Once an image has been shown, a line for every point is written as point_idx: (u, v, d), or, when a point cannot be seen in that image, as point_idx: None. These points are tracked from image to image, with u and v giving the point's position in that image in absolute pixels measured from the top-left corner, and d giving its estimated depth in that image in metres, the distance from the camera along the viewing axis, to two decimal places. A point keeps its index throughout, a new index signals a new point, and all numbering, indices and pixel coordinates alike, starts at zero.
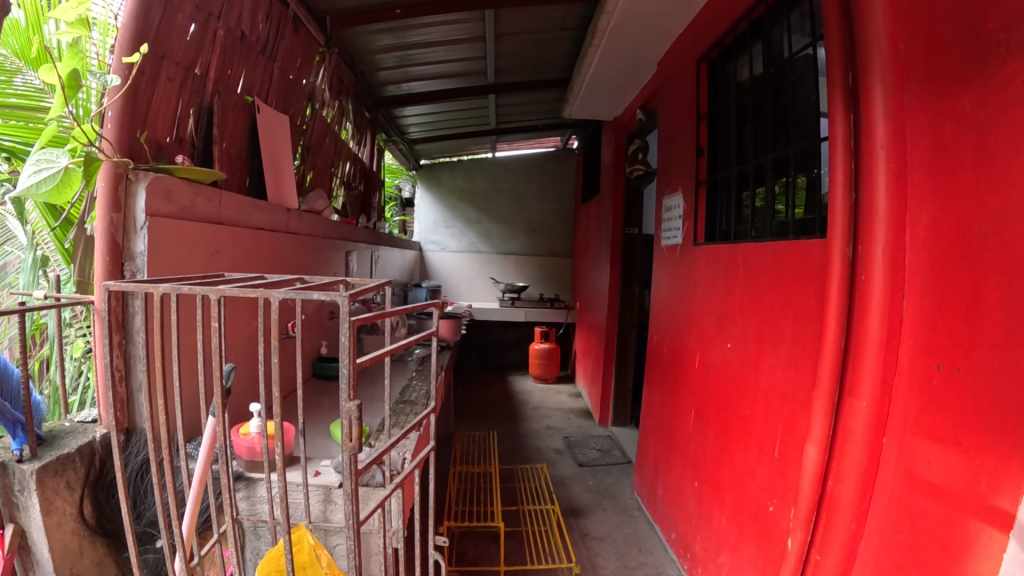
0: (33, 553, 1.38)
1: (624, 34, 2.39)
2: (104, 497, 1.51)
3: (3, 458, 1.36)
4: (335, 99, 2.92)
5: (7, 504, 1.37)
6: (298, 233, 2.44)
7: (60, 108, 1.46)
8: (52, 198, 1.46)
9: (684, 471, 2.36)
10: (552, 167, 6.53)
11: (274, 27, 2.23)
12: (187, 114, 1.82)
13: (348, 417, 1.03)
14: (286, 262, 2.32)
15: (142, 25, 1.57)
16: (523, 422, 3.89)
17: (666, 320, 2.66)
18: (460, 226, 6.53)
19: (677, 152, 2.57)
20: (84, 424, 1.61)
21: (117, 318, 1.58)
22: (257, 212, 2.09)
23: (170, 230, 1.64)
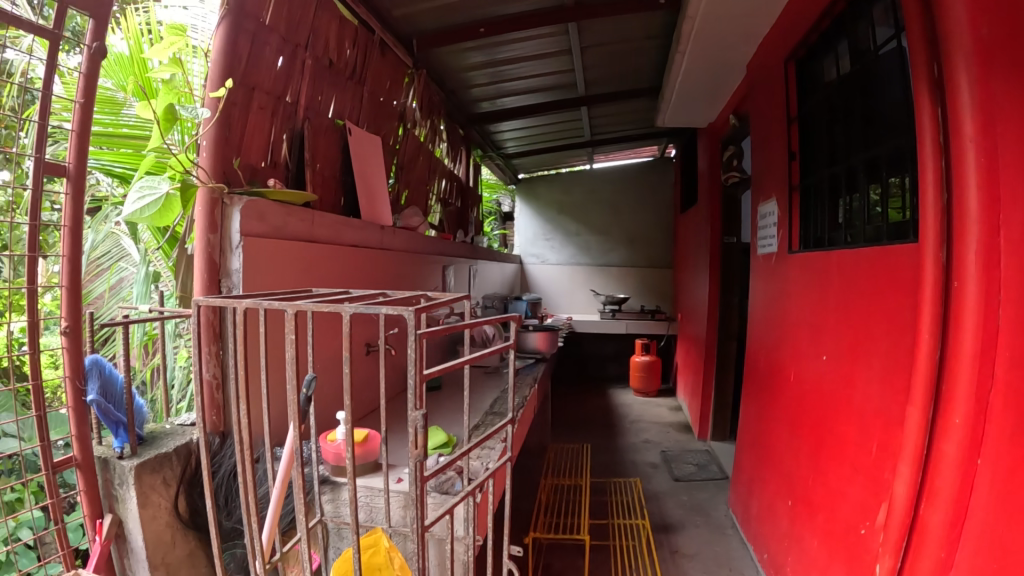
0: (129, 542, 1.52)
1: (708, 38, 2.34)
2: (197, 495, 1.64)
3: (107, 454, 1.52)
4: (426, 117, 3.04)
5: (107, 496, 1.52)
6: (393, 249, 2.54)
7: (160, 137, 1.61)
8: (156, 220, 1.62)
9: (778, 489, 2.25)
10: (649, 177, 6.43)
11: (361, 52, 2.35)
12: (280, 140, 1.96)
13: (413, 425, 1.05)
14: (382, 277, 2.42)
15: (231, 59, 1.70)
16: (620, 435, 3.83)
17: (762, 331, 2.56)
18: (559, 238, 6.58)
19: (770, 157, 2.47)
20: (183, 427, 1.76)
21: (211, 328, 1.72)
22: (351, 230, 2.21)
23: (264, 248, 1.74)
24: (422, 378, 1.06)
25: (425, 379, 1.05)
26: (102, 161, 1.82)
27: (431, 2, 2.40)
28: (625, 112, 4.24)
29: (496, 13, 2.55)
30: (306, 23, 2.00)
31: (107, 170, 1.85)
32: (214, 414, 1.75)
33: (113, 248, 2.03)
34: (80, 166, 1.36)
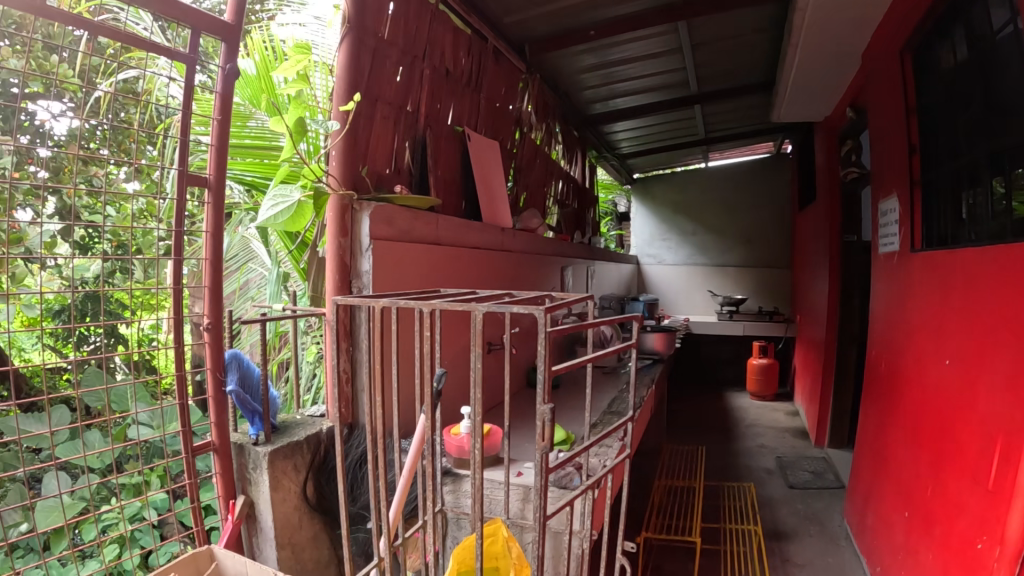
0: (258, 522, 1.63)
1: (820, 29, 2.26)
2: (324, 481, 1.75)
3: (243, 440, 1.64)
4: (542, 121, 3.12)
5: (242, 479, 1.64)
6: (513, 250, 2.61)
7: (290, 149, 1.73)
8: (289, 226, 1.68)
9: (895, 500, 2.14)
10: (766, 173, 6.19)
11: (477, 61, 2.42)
12: (403, 147, 2.05)
13: (542, 420, 0.87)
14: (502, 278, 2.48)
15: (355, 73, 1.78)
16: (738, 440, 3.77)
17: (884, 334, 2.44)
18: (676, 238, 6.52)
19: (890, 151, 2.35)
20: (312, 417, 1.89)
21: (344, 327, 1.83)
22: (473, 232, 2.29)
23: (391, 250, 1.83)
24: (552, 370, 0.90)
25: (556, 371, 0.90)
26: (234, 171, 1.98)
27: (539, 8, 2.45)
28: (740, 108, 4.13)
29: (601, 16, 2.57)
30: (423, 36, 2.09)
31: (238, 178, 2.01)
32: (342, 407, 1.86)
33: (242, 252, 2.20)
34: (220, 175, 1.40)
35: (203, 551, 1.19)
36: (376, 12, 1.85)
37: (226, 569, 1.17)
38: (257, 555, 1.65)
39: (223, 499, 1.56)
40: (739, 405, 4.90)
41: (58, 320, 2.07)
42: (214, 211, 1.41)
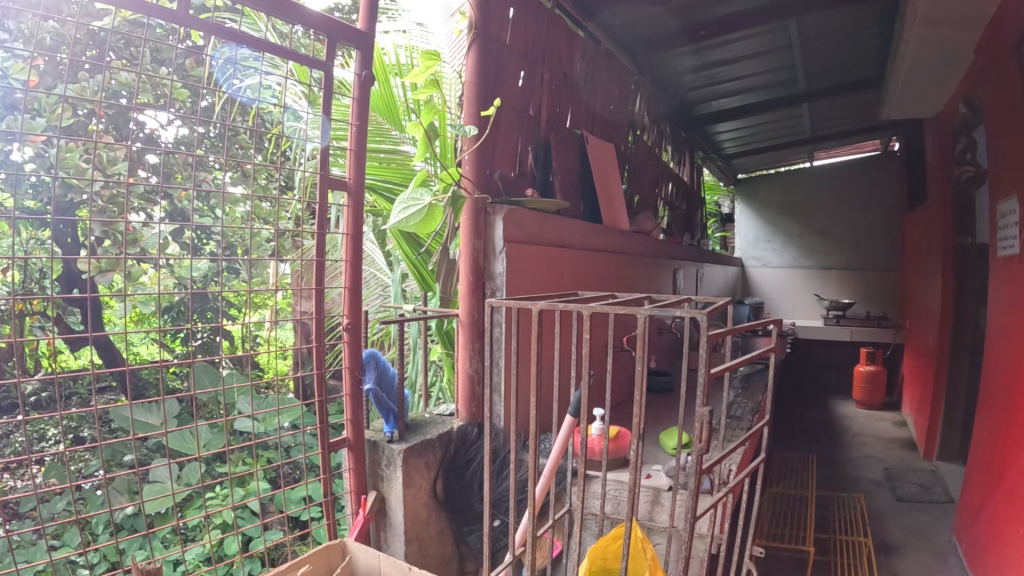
0: (388, 518, 1.67)
1: (933, 23, 2.19)
2: (453, 478, 1.77)
3: (378, 437, 1.68)
4: (654, 126, 3.31)
5: (373, 475, 1.69)
6: (627, 251, 2.63)
7: (423, 154, 1.80)
8: (420, 229, 1.75)
9: (1010, 515, 2.04)
10: (874, 173, 6.15)
11: (591, 64, 2.52)
12: (527, 152, 2.08)
13: (699, 421, 0.93)
14: (615, 279, 2.50)
15: (483, 82, 1.84)
16: (843, 451, 3.78)
17: (1003, 342, 2.33)
18: (780, 241, 6.52)
19: (1008, 152, 2.25)
20: (442, 416, 1.91)
21: (476, 330, 1.83)
22: (595, 234, 2.31)
23: (522, 252, 1.87)
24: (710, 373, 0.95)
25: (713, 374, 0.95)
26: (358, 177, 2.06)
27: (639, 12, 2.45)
28: (848, 105, 4.10)
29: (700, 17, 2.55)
30: (543, 41, 2.13)
31: None
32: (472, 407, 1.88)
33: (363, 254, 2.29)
34: (360, 176, 1.41)
35: (335, 544, 1.23)
36: (499, 18, 1.89)
37: (358, 563, 1.20)
38: (387, 549, 1.69)
39: (353, 496, 1.57)
40: (840, 414, 4.80)
41: (167, 317, 2.13)
42: (353, 212, 1.42)
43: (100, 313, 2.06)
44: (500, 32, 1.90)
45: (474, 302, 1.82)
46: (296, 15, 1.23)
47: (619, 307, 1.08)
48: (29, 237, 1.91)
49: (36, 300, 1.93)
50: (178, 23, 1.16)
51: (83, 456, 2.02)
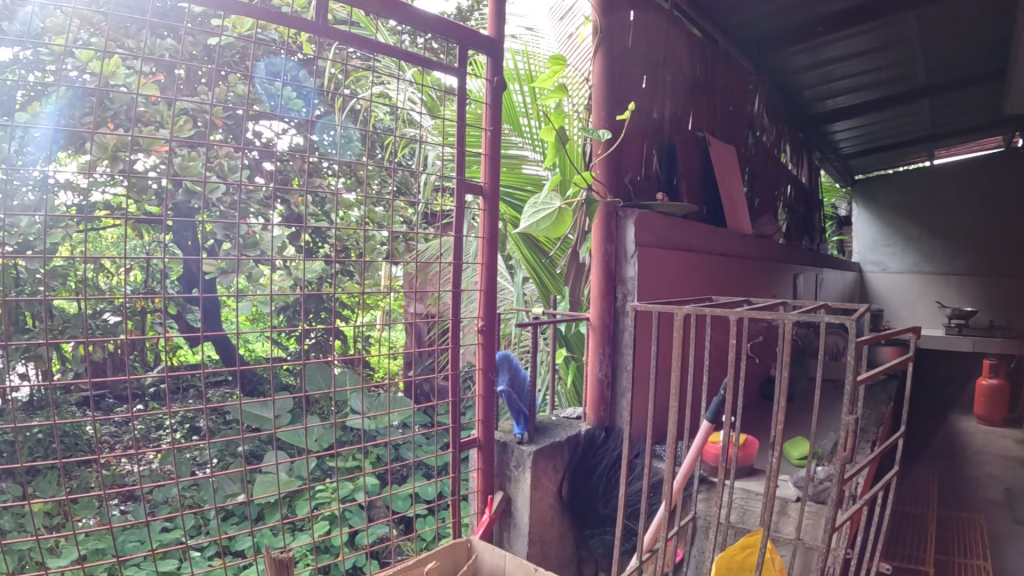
0: (513, 518, 1.78)
1: None
2: (578, 482, 1.89)
3: (508, 438, 1.80)
4: (772, 124, 3.46)
5: (501, 475, 1.80)
6: (739, 256, 2.77)
7: (553, 159, 1.93)
8: (550, 233, 1.82)
9: None
10: (999, 172, 6.04)
11: (709, 65, 2.71)
12: (652, 155, 2.31)
13: (845, 427, 1.05)
14: (726, 283, 2.63)
15: (612, 86, 2.04)
16: (965, 467, 3.64)
17: None
18: (900, 244, 6.53)
19: None
20: (569, 420, 2.05)
21: (609, 330, 2.02)
22: (711, 240, 2.49)
23: (648, 258, 2.06)
24: (854, 383, 1.05)
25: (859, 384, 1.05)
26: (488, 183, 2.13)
27: None
28: (969, 98, 4.00)
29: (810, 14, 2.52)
30: (661, 46, 2.34)
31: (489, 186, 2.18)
32: (600, 411, 2.00)
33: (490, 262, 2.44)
34: (495, 180, 1.47)
35: (460, 543, 1.26)
36: (623, 26, 2.10)
37: (482, 564, 1.22)
38: (509, 548, 1.79)
39: (479, 495, 1.62)
40: (959, 428, 4.63)
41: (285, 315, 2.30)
42: (489, 214, 1.48)
43: (219, 311, 2.21)
44: (625, 40, 2.11)
45: (605, 306, 2.01)
46: (429, 24, 1.29)
47: (764, 312, 1.18)
48: (154, 240, 2.06)
49: (158, 300, 2.06)
50: (315, 33, 1.21)
51: (200, 446, 2.16)
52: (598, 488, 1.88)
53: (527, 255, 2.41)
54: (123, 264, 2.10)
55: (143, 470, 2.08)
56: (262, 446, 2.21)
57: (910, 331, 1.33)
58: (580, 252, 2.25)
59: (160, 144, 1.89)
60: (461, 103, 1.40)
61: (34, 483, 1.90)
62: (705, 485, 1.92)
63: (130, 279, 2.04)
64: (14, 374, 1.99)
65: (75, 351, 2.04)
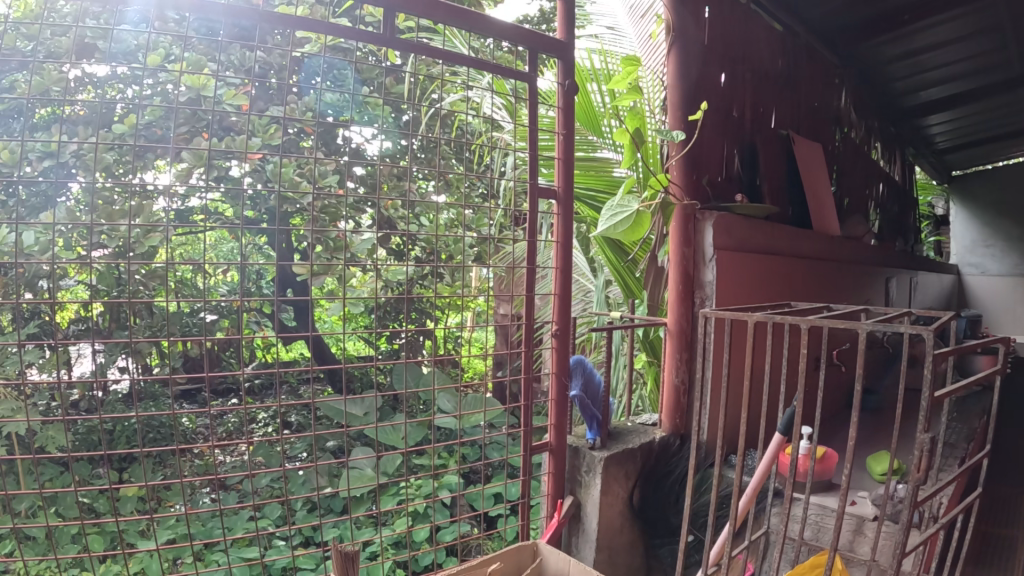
0: (582, 524, 1.76)
1: None
2: (649, 490, 1.86)
3: (581, 443, 1.79)
4: (860, 120, 3.34)
5: (574, 479, 1.79)
6: (825, 259, 2.67)
7: (628, 161, 1.89)
8: (629, 237, 1.78)
9: None
10: None
11: (793, 60, 2.64)
12: (733, 155, 2.25)
13: (918, 448, 1.03)
14: (811, 288, 2.54)
15: (686, 85, 1.98)
16: None
17: None
18: (1001, 245, 6.06)
19: None
20: (645, 426, 2.00)
21: (685, 336, 1.96)
22: (796, 242, 2.40)
23: (726, 261, 2.00)
24: (933, 401, 1.00)
25: (939, 402, 1.00)
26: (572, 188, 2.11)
27: None
28: None
29: None
30: (740, 43, 2.28)
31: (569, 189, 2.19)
32: (674, 418, 1.96)
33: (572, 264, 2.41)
34: (568, 184, 1.43)
35: (526, 546, 1.25)
36: (699, 25, 2.03)
37: (548, 567, 1.21)
38: (578, 554, 1.78)
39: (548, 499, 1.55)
40: None
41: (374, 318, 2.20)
42: (563, 218, 1.45)
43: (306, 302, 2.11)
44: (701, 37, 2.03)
45: (683, 311, 1.95)
46: (497, 31, 1.28)
47: (838, 320, 1.13)
48: (248, 243, 2.07)
49: (253, 300, 2.08)
50: (384, 44, 1.20)
51: (289, 440, 2.19)
52: (669, 497, 1.86)
53: (612, 258, 2.27)
54: (219, 266, 2.13)
55: (235, 462, 2.10)
56: (350, 443, 2.20)
57: (1002, 339, 1.25)
58: (658, 255, 2.24)
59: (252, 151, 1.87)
60: (533, 111, 1.37)
61: (131, 468, 1.95)
62: (781, 498, 1.85)
63: (227, 280, 2.05)
64: (117, 370, 2.03)
65: (172, 347, 2.05)
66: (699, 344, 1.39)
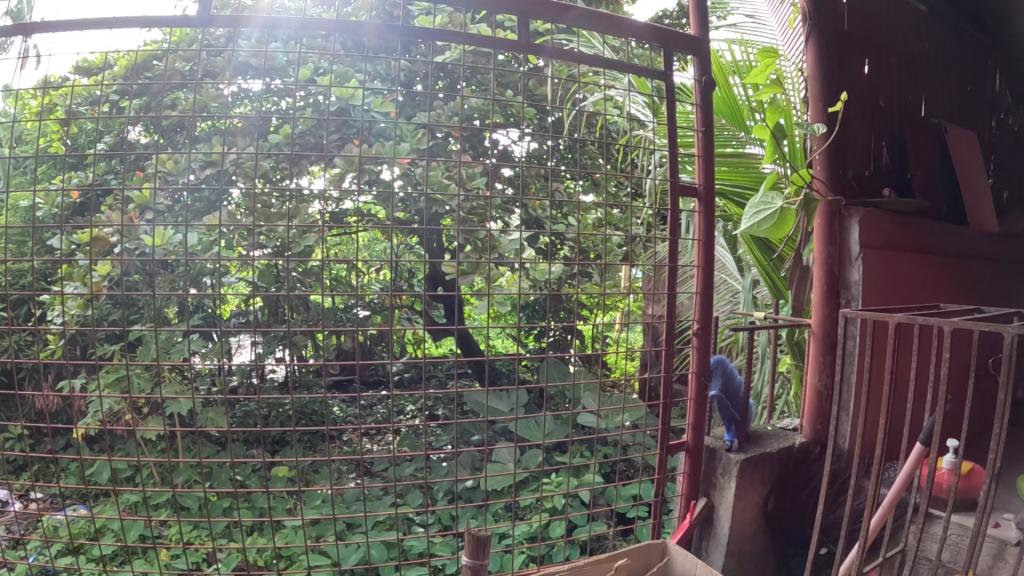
0: (713, 526, 1.67)
1: None
2: (782, 498, 1.75)
3: (718, 445, 1.68)
4: (1019, 104, 3.08)
5: (708, 482, 1.70)
6: (985, 259, 2.45)
7: (771, 156, 1.71)
8: (771, 234, 1.66)
9: None
10: None
11: (940, 41, 2.47)
12: (881, 148, 2.07)
13: None
14: (966, 289, 2.32)
15: (826, 75, 1.84)
16: None
17: None
18: None
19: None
20: (784, 431, 1.87)
21: (826, 340, 1.78)
22: (953, 241, 2.19)
23: (876, 260, 1.82)
24: None
25: None
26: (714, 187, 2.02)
27: None
28: None
29: None
30: (882, 28, 2.13)
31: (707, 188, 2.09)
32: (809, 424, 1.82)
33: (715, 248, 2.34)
34: (709, 183, 1.35)
35: (654, 543, 1.22)
36: (835, 10, 1.88)
37: (675, 567, 1.19)
38: (707, 558, 1.68)
39: (681, 498, 1.46)
40: None
41: (524, 316, 2.16)
42: (704, 218, 1.35)
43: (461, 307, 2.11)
44: (840, 25, 1.90)
45: (827, 312, 1.78)
46: (629, 31, 1.20)
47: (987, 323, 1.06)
48: (402, 243, 1.99)
49: (405, 297, 2.02)
50: (515, 51, 1.16)
51: (434, 432, 2.11)
52: (805, 505, 1.74)
53: (756, 256, 2.09)
54: (374, 263, 2.10)
55: (383, 451, 2.03)
56: (496, 439, 2.13)
57: None
58: (802, 253, 1.97)
59: (400, 157, 1.77)
60: (669, 111, 1.28)
61: (283, 451, 2.04)
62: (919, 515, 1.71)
63: (380, 278, 2.01)
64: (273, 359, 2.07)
65: (328, 341, 2.05)
66: (837, 346, 1.31)
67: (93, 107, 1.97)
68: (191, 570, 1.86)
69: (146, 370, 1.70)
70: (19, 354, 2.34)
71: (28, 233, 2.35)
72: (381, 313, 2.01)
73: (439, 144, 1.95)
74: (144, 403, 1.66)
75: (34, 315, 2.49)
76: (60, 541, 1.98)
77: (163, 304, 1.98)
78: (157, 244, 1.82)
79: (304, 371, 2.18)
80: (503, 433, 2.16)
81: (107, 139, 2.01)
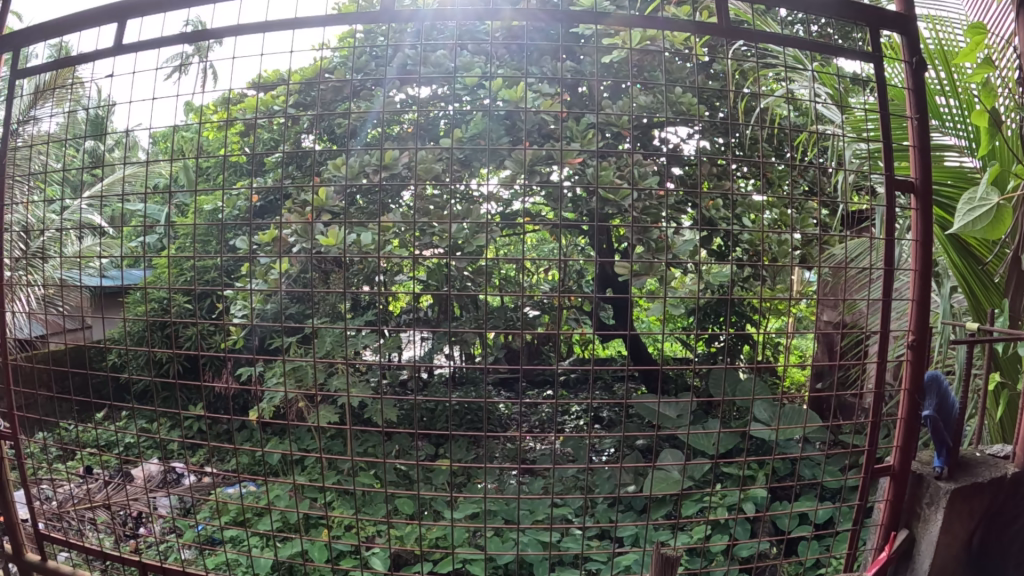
0: (910, 564, 1.38)
1: None
2: (990, 535, 1.40)
3: (924, 470, 1.39)
4: None
5: (910, 512, 1.41)
6: None
7: (986, 151, 1.44)
8: (987, 235, 1.32)
9: None
10: None
11: None
12: None
13: None
14: None
15: None
16: None
17: None
18: None
19: None
20: (997, 457, 1.46)
21: None
22: None
23: None
24: None
25: None
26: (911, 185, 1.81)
27: None
28: None
29: None
30: None
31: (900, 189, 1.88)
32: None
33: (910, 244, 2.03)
34: (926, 176, 1.23)
35: None
36: None
37: None
38: None
39: (879, 527, 1.36)
40: None
41: (694, 319, 2.11)
42: (921, 216, 1.23)
43: (629, 310, 2.13)
44: None
45: None
46: (836, 9, 1.14)
47: None
48: (571, 244, 2.02)
49: (572, 298, 2.05)
50: (695, 32, 1.12)
51: (597, 435, 2.11)
52: (1016, 545, 1.40)
53: (957, 261, 1.75)
54: (541, 263, 2.16)
55: (546, 451, 2.06)
56: (660, 444, 2.10)
57: None
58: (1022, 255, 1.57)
59: (570, 157, 1.80)
60: (879, 94, 1.19)
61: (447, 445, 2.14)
62: None
63: (548, 279, 2.06)
64: (442, 355, 2.15)
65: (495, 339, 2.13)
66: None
67: (272, 118, 2.13)
68: (352, 551, 1.97)
69: (317, 364, 1.80)
70: (203, 343, 2.58)
71: (213, 233, 2.58)
72: (549, 312, 2.05)
73: (608, 144, 1.97)
74: (316, 393, 1.77)
75: (215, 308, 2.73)
76: (232, 516, 2.15)
77: (339, 299, 2.13)
78: (332, 244, 1.94)
79: (471, 368, 2.25)
80: (665, 439, 2.12)
81: (283, 147, 2.17)
